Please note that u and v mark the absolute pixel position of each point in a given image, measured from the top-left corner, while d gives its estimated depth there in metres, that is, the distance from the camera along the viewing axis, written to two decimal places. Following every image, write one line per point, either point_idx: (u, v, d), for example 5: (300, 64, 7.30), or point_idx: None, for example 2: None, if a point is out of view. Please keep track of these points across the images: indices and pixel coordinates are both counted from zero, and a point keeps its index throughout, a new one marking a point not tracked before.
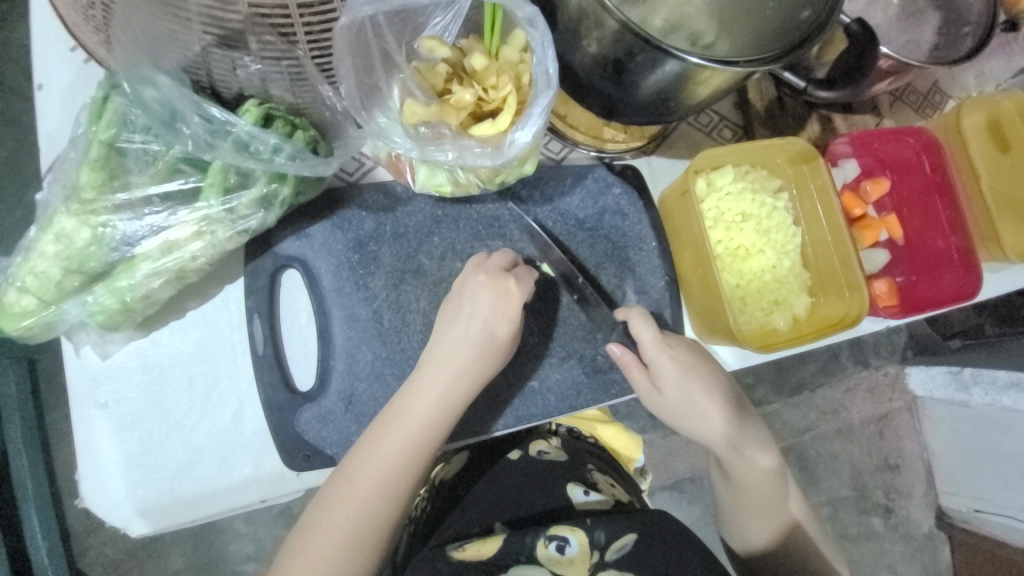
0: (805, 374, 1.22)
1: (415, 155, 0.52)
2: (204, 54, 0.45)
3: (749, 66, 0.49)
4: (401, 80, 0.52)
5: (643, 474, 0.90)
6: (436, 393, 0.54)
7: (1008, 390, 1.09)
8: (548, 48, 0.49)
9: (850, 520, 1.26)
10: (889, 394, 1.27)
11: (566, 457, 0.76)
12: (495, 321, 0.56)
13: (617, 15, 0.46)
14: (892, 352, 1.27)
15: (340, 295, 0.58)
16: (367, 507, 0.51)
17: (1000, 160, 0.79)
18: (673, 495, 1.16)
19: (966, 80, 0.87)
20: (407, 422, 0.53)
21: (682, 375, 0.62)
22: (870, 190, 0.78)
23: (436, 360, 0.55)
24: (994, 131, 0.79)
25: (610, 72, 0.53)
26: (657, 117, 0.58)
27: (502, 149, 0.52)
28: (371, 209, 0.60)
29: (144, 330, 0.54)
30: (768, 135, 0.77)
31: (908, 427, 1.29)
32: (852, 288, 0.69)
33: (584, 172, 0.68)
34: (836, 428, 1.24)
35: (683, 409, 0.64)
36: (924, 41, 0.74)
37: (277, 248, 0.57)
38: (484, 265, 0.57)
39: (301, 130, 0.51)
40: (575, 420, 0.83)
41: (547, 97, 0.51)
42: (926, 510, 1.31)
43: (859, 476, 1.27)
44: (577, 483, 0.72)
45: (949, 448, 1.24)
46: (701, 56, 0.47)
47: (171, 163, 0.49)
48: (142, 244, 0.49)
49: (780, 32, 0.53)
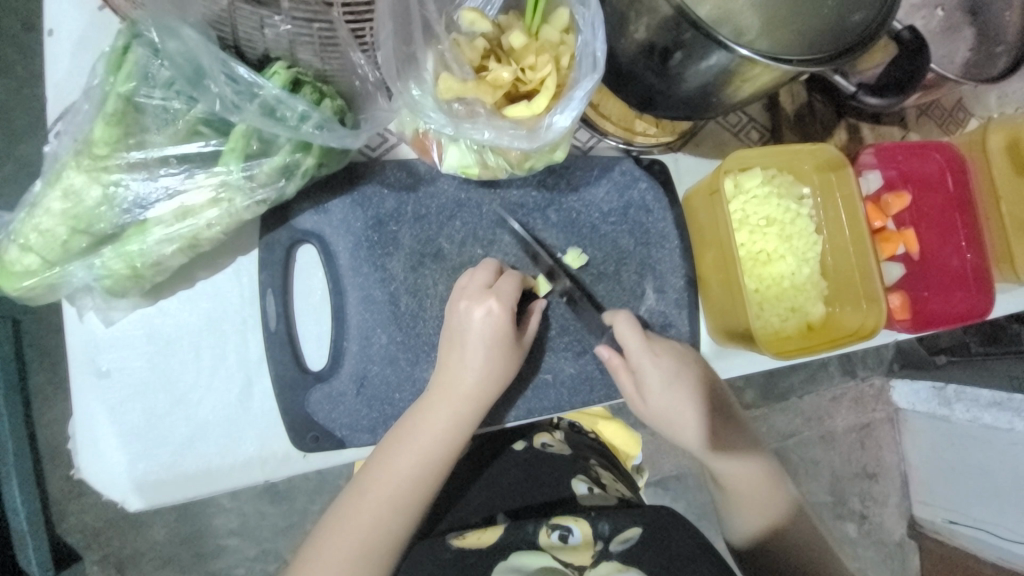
0: (795, 381, 1.23)
1: (449, 133, 0.50)
2: (231, 9, 0.42)
3: (800, 66, 0.47)
4: (437, 51, 0.49)
5: (638, 471, 0.89)
6: (450, 405, 0.54)
7: (990, 408, 1.11)
8: (597, 29, 0.48)
9: (826, 524, 1.29)
10: (872, 405, 1.29)
11: (569, 451, 0.76)
12: (509, 328, 0.55)
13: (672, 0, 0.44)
14: (879, 364, 1.29)
15: (357, 274, 0.56)
16: (386, 517, 0.53)
17: None
18: (657, 491, 1.17)
19: (989, 100, 0.87)
20: (423, 434, 0.53)
21: (665, 384, 0.62)
22: (891, 203, 0.78)
23: (451, 372, 0.55)
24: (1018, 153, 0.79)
25: (654, 61, 0.51)
26: (696, 112, 0.56)
27: (539, 133, 0.50)
28: (393, 187, 0.58)
29: (150, 297, 0.52)
30: (795, 139, 0.76)
31: (889, 438, 1.31)
32: (870, 300, 0.69)
33: (611, 164, 0.66)
34: (820, 435, 1.26)
35: (671, 414, 0.64)
36: (959, 55, 0.73)
37: (294, 221, 0.55)
38: (482, 279, 0.56)
39: (329, 98, 0.49)
40: (577, 415, 0.83)
41: (590, 81, 0.49)
42: (899, 519, 1.34)
43: (839, 484, 1.29)
44: (581, 478, 0.71)
45: (928, 461, 1.27)
46: (751, 49, 0.45)
47: (192, 123, 0.46)
48: (156, 208, 0.46)
49: (829, 32, 0.51)
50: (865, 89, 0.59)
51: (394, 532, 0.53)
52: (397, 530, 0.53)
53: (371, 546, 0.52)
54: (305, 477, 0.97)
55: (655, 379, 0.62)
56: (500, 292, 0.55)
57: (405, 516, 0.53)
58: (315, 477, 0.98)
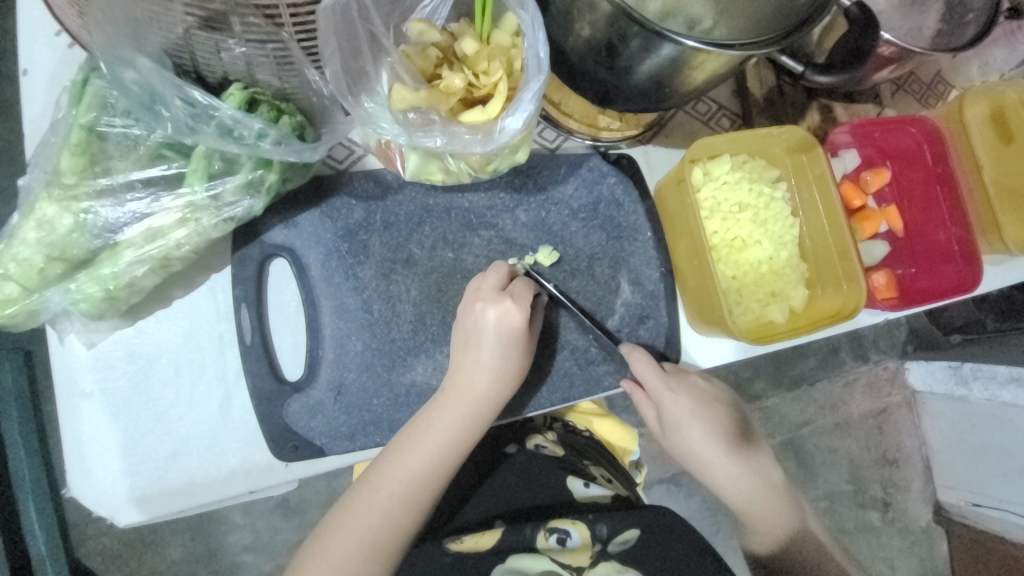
0: (805, 369, 1.22)
1: (404, 141, 0.51)
2: (187, 37, 0.44)
3: (745, 49, 0.48)
4: (389, 64, 0.50)
5: (638, 466, 0.88)
6: (467, 406, 0.55)
7: (1008, 385, 1.09)
8: (539, 31, 0.49)
9: (848, 515, 1.26)
10: (888, 389, 1.27)
11: (563, 452, 0.74)
12: (523, 329, 0.56)
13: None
14: (892, 347, 1.26)
15: (329, 284, 0.57)
16: (396, 511, 0.53)
17: (1004, 151, 0.77)
18: (670, 489, 1.16)
19: (970, 69, 0.86)
20: (438, 433, 0.54)
21: (687, 416, 0.65)
22: (870, 181, 0.77)
23: (466, 371, 0.56)
24: (998, 122, 0.78)
25: (603, 57, 0.52)
26: (651, 104, 0.57)
27: (493, 137, 0.51)
28: (360, 197, 0.59)
29: (130, 318, 0.53)
30: (767, 123, 0.76)
31: (907, 422, 1.28)
32: (849, 280, 0.69)
33: (579, 160, 0.67)
34: (835, 422, 1.24)
35: (693, 446, 0.67)
36: (927, 27, 0.72)
37: (265, 236, 0.56)
38: (487, 283, 0.57)
39: (287, 115, 0.50)
40: (568, 414, 0.80)
41: (537, 82, 0.50)
42: (924, 505, 1.30)
43: (857, 471, 1.26)
44: (576, 477, 0.71)
45: (948, 443, 1.24)
46: (697, 38, 0.46)
47: (154, 148, 0.48)
48: (125, 231, 0.48)
49: (778, 17, 0.52)
50: (814, 68, 0.58)
51: (403, 526, 0.54)
52: (408, 524, 0.54)
53: (381, 537, 0.53)
54: (313, 490, 0.99)
55: (677, 410, 0.64)
56: (517, 293, 0.56)
57: (415, 513, 0.54)
58: (324, 490, 0.99)
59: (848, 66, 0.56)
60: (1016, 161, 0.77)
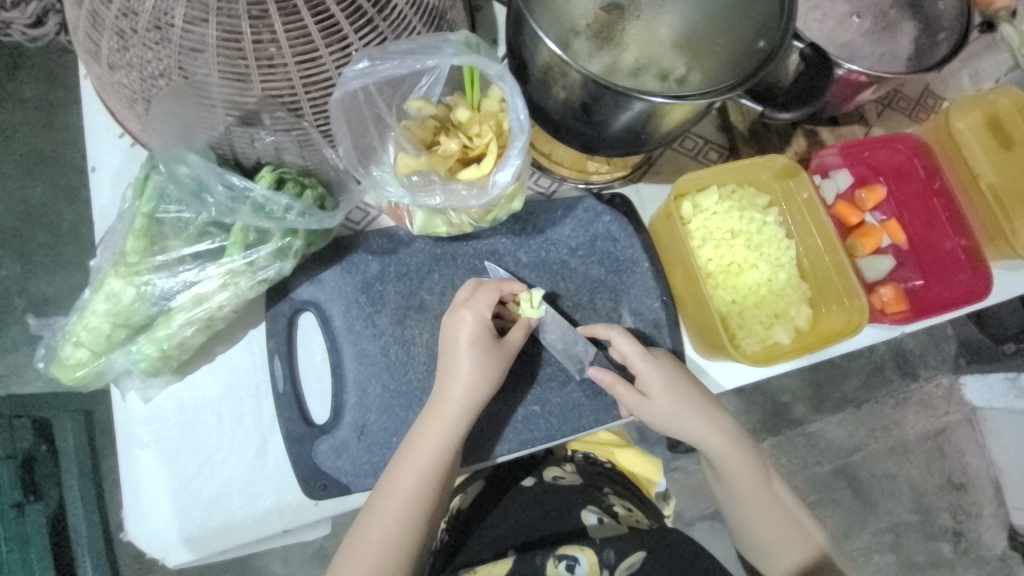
0: (849, 389, 1.22)
1: (409, 202, 0.58)
2: (228, 132, 0.54)
3: (707, 96, 0.53)
4: (394, 138, 0.58)
5: (665, 497, 0.89)
6: (446, 412, 0.58)
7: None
8: (517, 98, 0.55)
9: (917, 547, 1.23)
10: (945, 407, 1.25)
11: (580, 482, 0.76)
12: (487, 334, 0.60)
13: (578, 69, 0.52)
14: (944, 362, 1.26)
15: (351, 332, 0.63)
16: (393, 529, 0.56)
17: (1007, 156, 0.79)
18: (714, 525, 1.17)
19: (958, 81, 0.88)
20: (420, 447, 0.57)
21: (669, 384, 0.64)
22: (866, 198, 0.79)
23: (442, 383, 0.59)
24: (997, 129, 0.80)
25: (580, 114, 0.58)
26: (632, 148, 0.62)
27: (487, 191, 0.58)
28: (376, 252, 0.66)
29: (179, 374, 0.60)
30: (754, 152, 0.80)
31: (970, 441, 1.26)
32: (850, 295, 0.71)
33: (574, 203, 0.72)
34: (890, 446, 1.23)
35: (671, 419, 0.65)
36: (900, 50, 0.75)
37: (293, 293, 0.63)
38: (458, 296, 0.62)
39: (310, 188, 0.58)
40: (592, 446, 0.83)
41: (521, 141, 0.56)
42: (998, 531, 1.25)
43: (922, 499, 1.24)
44: (591, 508, 0.72)
45: (1017, 460, 1.20)
46: (663, 95, 0.52)
47: (200, 227, 0.56)
48: (177, 298, 0.56)
49: (739, 63, 0.59)
50: (773, 107, 0.62)
51: (404, 544, 0.56)
52: (408, 540, 0.57)
53: (386, 558, 0.56)
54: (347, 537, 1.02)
55: (659, 380, 0.64)
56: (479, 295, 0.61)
57: (411, 529, 0.57)
58: None
59: (805, 102, 0.60)
60: (1015, 170, 0.79)
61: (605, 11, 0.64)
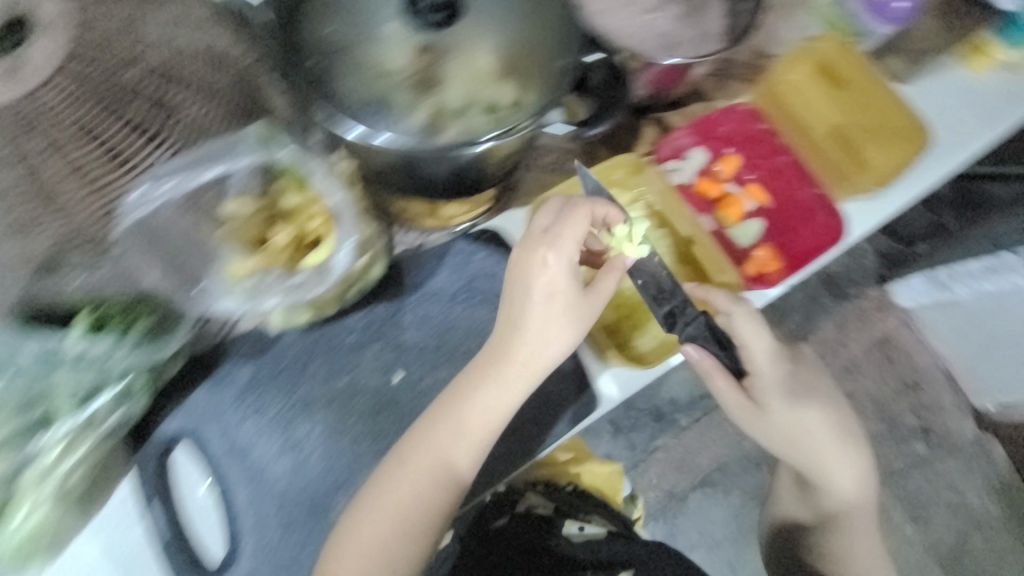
0: (789, 331, 1.29)
1: (247, 309, 0.55)
2: (28, 282, 0.50)
3: (520, 128, 0.56)
4: (216, 246, 0.54)
5: (632, 497, 1.06)
6: (516, 373, 0.57)
7: (987, 276, 1.08)
8: (330, 183, 0.53)
9: (890, 453, 1.31)
10: (879, 316, 1.32)
11: (552, 505, 0.92)
12: (566, 289, 0.57)
13: (395, 145, 0.55)
14: (868, 276, 1.33)
15: (228, 458, 0.60)
16: (362, 568, 0.56)
17: (842, 96, 0.85)
18: (706, 491, 1.26)
19: (788, 27, 0.89)
20: (408, 472, 0.57)
21: (770, 365, 0.66)
22: (721, 169, 0.82)
23: (451, 401, 0.58)
24: (829, 74, 0.85)
25: (406, 173, 0.60)
26: (470, 189, 0.64)
27: (328, 274, 0.55)
28: (246, 356, 0.62)
29: (54, 550, 0.58)
30: (609, 151, 0.82)
31: (912, 341, 1.33)
32: (723, 270, 0.75)
33: (443, 250, 0.71)
34: (844, 366, 1.30)
35: (762, 416, 0.66)
36: (712, 28, 0.76)
37: (156, 433, 0.59)
38: (530, 232, 0.58)
39: (139, 319, 0.54)
40: (547, 473, 0.98)
41: (350, 226, 0.54)
42: (962, 416, 1.33)
43: (884, 407, 1.31)
44: (570, 520, 0.90)
45: (962, 345, 1.23)
46: (490, 137, 0.56)
47: (17, 401, 0.51)
48: (18, 481, 0.53)
49: (556, 85, 0.59)
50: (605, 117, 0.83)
51: None
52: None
53: None
54: None
55: (762, 352, 0.65)
56: (553, 241, 0.57)
57: (386, 566, 0.57)
58: None
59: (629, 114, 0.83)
60: (848, 105, 0.85)
61: (426, 47, 0.57)
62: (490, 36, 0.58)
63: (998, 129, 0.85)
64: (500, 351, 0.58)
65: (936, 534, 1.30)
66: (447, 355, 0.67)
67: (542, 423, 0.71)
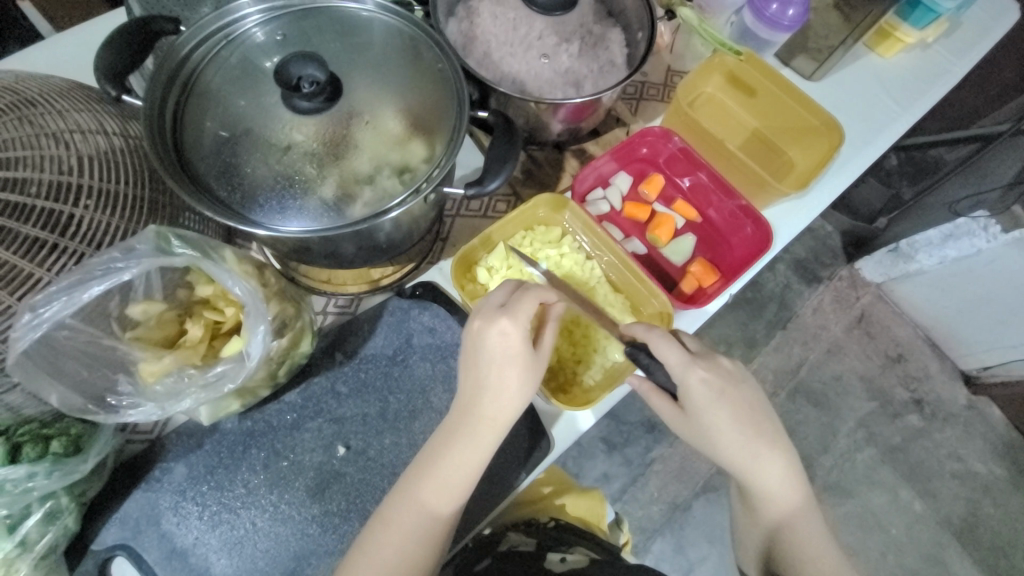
0: (764, 326, 1.29)
1: (162, 415, 0.53)
2: None
3: (433, 181, 0.55)
4: (127, 353, 0.54)
5: (617, 524, 0.88)
6: (484, 431, 0.56)
7: (947, 243, 1.09)
8: (227, 276, 0.52)
9: (889, 430, 1.26)
10: (854, 294, 1.33)
11: (534, 542, 0.72)
12: (523, 352, 0.56)
13: (307, 234, 0.54)
14: (836, 256, 1.35)
15: (168, 564, 0.59)
16: None
17: (755, 103, 0.86)
18: (709, 497, 1.22)
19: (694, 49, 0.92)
20: (387, 548, 0.55)
21: (679, 373, 0.59)
22: (647, 191, 0.83)
23: (425, 469, 0.57)
24: (738, 84, 0.87)
25: (317, 252, 0.59)
26: (389, 253, 0.65)
27: (241, 364, 0.53)
28: (178, 455, 0.62)
29: None
30: (535, 189, 0.83)
31: (889, 313, 1.33)
32: (655, 295, 0.73)
33: (379, 312, 0.71)
34: (826, 349, 1.30)
35: (688, 422, 0.61)
36: (616, 56, 0.75)
37: (94, 544, 0.58)
38: (486, 303, 0.58)
39: (59, 437, 0.53)
40: (527, 509, 0.81)
41: (256, 314, 0.52)
42: (953, 382, 1.30)
43: (874, 384, 1.29)
44: (554, 552, 0.69)
45: (937, 312, 1.24)
46: (398, 203, 0.55)
47: None
48: None
49: (451, 139, 0.57)
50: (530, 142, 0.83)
51: None
52: None
53: None
54: None
55: (676, 360, 0.59)
56: (511, 309, 0.57)
57: None
58: None
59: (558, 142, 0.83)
60: (761, 111, 0.86)
61: (324, 123, 0.55)
62: (386, 107, 0.57)
63: (911, 113, 0.88)
64: (465, 421, 0.57)
65: (947, 510, 1.22)
66: (393, 416, 0.67)
67: (502, 472, 0.70)
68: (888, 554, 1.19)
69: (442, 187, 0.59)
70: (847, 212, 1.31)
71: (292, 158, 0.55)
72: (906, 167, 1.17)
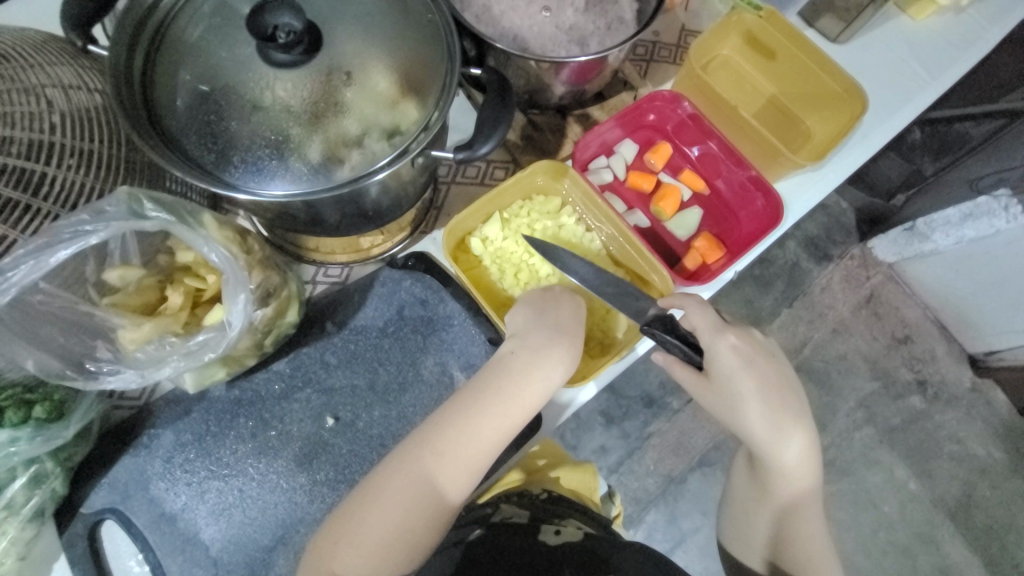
0: (770, 303, 1.26)
1: (141, 382, 0.52)
2: None
3: (422, 145, 0.52)
4: (104, 319, 0.52)
5: (610, 497, 0.88)
6: (508, 394, 0.55)
7: (966, 222, 1.02)
8: (203, 241, 0.50)
9: (890, 411, 1.24)
10: (865, 274, 1.28)
11: (527, 514, 0.69)
12: (567, 330, 0.59)
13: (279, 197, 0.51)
14: (849, 235, 1.30)
15: (158, 528, 0.59)
16: None
17: (773, 68, 0.81)
18: (704, 471, 1.22)
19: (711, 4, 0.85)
20: (384, 504, 0.51)
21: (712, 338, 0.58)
22: (653, 160, 0.79)
23: (436, 427, 0.54)
24: (756, 46, 0.81)
25: (302, 219, 0.57)
26: (376, 221, 0.62)
27: (221, 334, 0.52)
28: (166, 423, 0.61)
29: None
30: (535, 156, 0.79)
31: (899, 294, 1.29)
32: (654, 270, 0.70)
33: (369, 282, 0.68)
34: (832, 329, 1.27)
35: (712, 389, 0.59)
36: (625, 9, 0.69)
37: (84, 507, 0.58)
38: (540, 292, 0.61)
39: (39, 402, 0.52)
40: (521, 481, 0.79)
41: (236, 283, 0.50)
42: (959, 365, 1.27)
43: (878, 365, 1.26)
44: (547, 527, 0.67)
45: (949, 294, 1.20)
46: (386, 165, 0.52)
47: None
48: None
49: (442, 96, 0.54)
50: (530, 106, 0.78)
51: None
52: None
53: None
54: None
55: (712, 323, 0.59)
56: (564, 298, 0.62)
57: None
58: None
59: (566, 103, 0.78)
60: (779, 76, 0.81)
61: (306, 78, 0.51)
62: (374, 60, 0.53)
63: (939, 84, 0.82)
64: (493, 378, 0.55)
65: (942, 491, 1.22)
66: (382, 390, 0.66)
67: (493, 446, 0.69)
68: (879, 530, 1.20)
69: (432, 150, 0.56)
70: (862, 187, 1.27)
71: (272, 117, 0.51)
72: (930, 141, 1.12)
